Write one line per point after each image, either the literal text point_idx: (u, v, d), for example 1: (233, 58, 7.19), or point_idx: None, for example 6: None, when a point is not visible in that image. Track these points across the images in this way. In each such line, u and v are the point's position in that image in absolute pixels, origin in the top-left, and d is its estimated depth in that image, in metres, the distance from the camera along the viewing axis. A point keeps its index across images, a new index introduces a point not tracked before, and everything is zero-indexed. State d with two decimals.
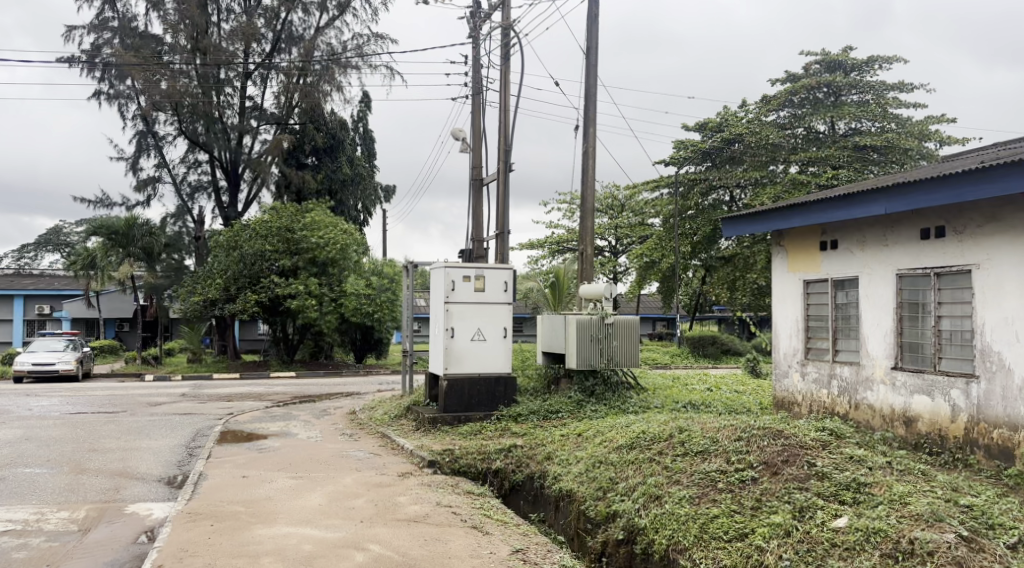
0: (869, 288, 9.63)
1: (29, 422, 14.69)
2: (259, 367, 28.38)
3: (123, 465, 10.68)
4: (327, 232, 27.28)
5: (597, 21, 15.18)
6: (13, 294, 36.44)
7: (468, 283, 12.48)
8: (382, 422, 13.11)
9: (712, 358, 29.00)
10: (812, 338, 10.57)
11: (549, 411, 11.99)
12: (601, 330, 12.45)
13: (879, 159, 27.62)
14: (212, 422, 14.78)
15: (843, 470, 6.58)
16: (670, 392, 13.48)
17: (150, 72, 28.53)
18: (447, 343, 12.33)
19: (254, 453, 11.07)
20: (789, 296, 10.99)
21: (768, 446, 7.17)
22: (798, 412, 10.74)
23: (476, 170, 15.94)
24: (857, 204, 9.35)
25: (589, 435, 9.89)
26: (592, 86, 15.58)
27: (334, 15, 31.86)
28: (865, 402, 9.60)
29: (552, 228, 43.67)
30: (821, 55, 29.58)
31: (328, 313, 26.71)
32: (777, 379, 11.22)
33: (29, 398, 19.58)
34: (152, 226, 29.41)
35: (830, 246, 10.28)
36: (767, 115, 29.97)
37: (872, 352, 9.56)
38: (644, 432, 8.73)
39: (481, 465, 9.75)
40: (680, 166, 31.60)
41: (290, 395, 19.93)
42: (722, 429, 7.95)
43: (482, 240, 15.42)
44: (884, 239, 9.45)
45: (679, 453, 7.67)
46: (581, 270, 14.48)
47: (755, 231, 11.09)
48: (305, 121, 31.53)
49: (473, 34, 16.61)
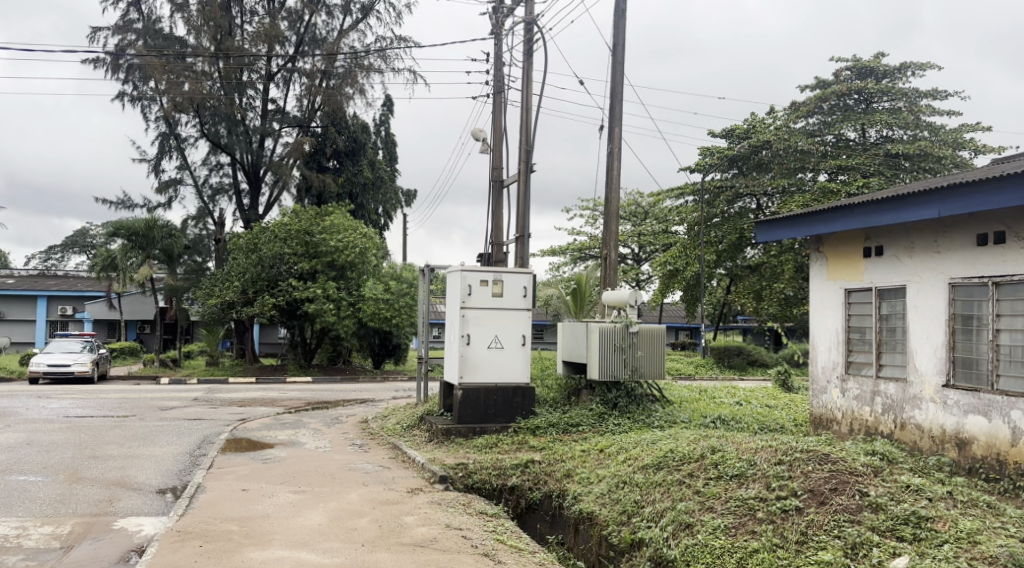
0: (918, 298, 8.91)
1: (35, 426, 14.20)
2: (276, 371, 27.84)
3: (122, 474, 10.14)
4: (347, 236, 26.62)
5: (625, 16, 14.56)
6: (36, 294, 36.36)
7: (485, 287, 11.88)
8: (393, 433, 12.51)
9: (739, 368, 28.18)
10: (854, 351, 9.84)
11: (569, 424, 11.34)
12: (625, 339, 11.79)
13: (909, 167, 26.74)
14: (220, 429, 14.23)
15: (902, 501, 5.87)
16: (698, 405, 12.79)
17: (172, 72, 28.06)
18: (463, 350, 11.71)
19: (258, 464, 10.49)
20: (828, 306, 10.25)
21: (815, 472, 6.44)
22: (837, 432, 10.00)
23: (498, 171, 15.31)
24: (907, 207, 8.64)
25: (612, 452, 9.23)
26: (618, 84, 14.96)
27: (358, 17, 31.48)
28: (911, 421, 8.87)
29: (573, 235, 43.05)
30: (852, 61, 28.77)
31: (345, 318, 26.12)
32: (815, 396, 10.46)
33: (40, 400, 19.14)
34: (173, 228, 29.18)
35: (874, 252, 9.56)
36: (795, 122, 29.14)
37: (921, 368, 8.83)
38: (673, 450, 8.05)
39: (496, 482, 9.11)
40: (705, 173, 30.97)
41: (303, 401, 19.43)
42: (760, 450, 7.24)
43: (501, 243, 14.80)
44: (935, 245, 8.74)
45: (712, 477, 6.95)
46: (605, 277, 13.81)
47: (793, 236, 10.38)
48: (327, 123, 31.16)
49: (495, 31, 16.01)
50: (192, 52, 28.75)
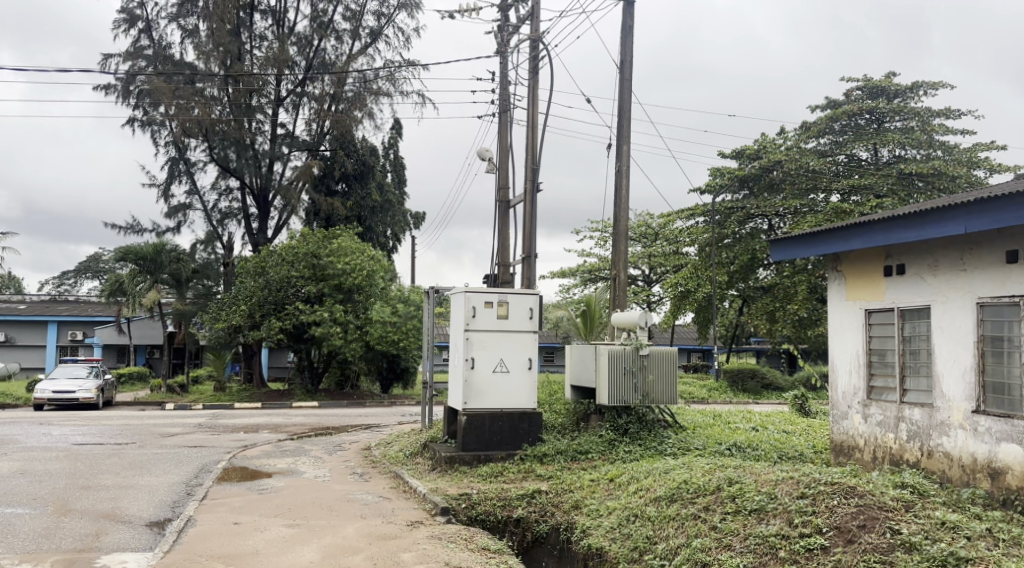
0: (943, 319, 8.46)
1: (31, 455, 13.83)
2: (282, 397, 27.37)
3: (113, 506, 9.74)
4: (355, 259, 26.36)
5: (632, 34, 14.27)
6: (46, 319, 36.17)
7: (490, 309, 11.51)
8: (396, 461, 12.09)
9: (753, 393, 27.57)
10: (876, 374, 9.37)
11: (578, 451, 10.89)
12: (635, 362, 11.35)
13: (923, 187, 26.29)
14: (219, 457, 13.81)
15: (938, 540, 5.41)
16: (713, 432, 12.29)
17: (182, 97, 27.93)
18: (467, 374, 11.32)
19: (254, 494, 10.07)
20: (847, 327, 9.79)
21: (841, 508, 5.96)
22: (860, 460, 9.51)
23: (503, 191, 14.95)
24: (931, 222, 8.21)
25: (624, 481, 8.78)
26: (627, 102, 14.64)
27: (367, 42, 31.37)
28: (940, 449, 8.40)
29: (583, 256, 42.68)
30: (863, 80, 28.43)
31: (352, 342, 25.77)
32: (835, 421, 9.98)
33: (42, 428, 18.78)
34: (180, 251, 28.97)
35: (896, 270, 9.13)
36: (807, 142, 28.82)
37: (948, 393, 8.37)
38: (687, 481, 7.57)
39: (501, 513, 8.65)
40: (716, 194, 30.65)
41: (307, 426, 19.00)
42: (781, 483, 6.75)
43: (507, 264, 14.42)
44: (961, 262, 8.31)
45: (728, 511, 6.49)
46: (614, 298, 13.38)
47: (809, 255, 9.94)
48: (336, 147, 30.96)
49: (500, 49, 15.73)
50: (202, 77, 28.66)
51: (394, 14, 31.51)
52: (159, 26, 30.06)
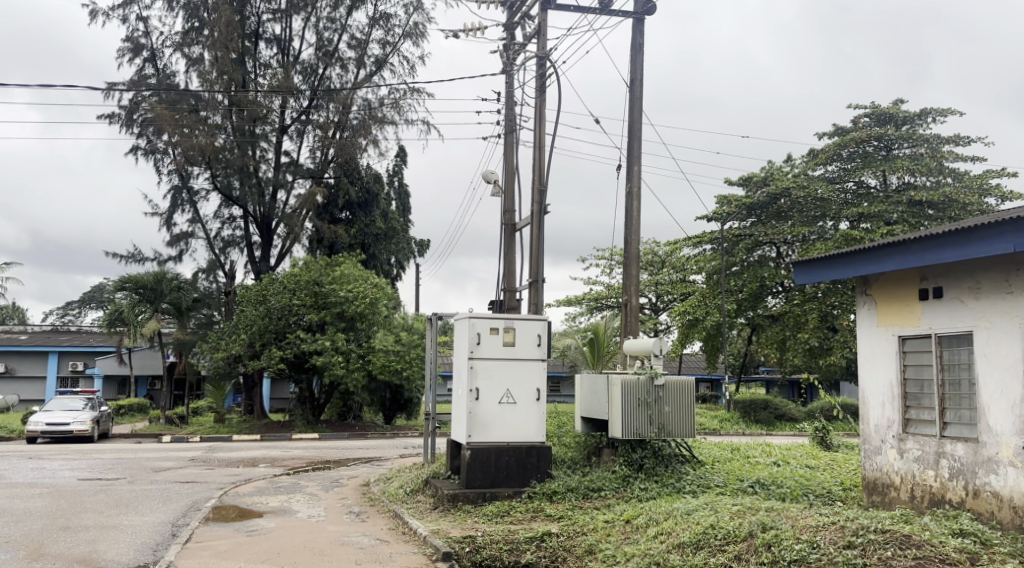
0: (987, 345, 7.78)
1: (12, 492, 13.12)
2: (282, 429, 26.68)
3: (90, 549, 9.07)
4: (356, 286, 25.80)
5: (641, 51, 13.76)
6: (47, 350, 35.52)
7: (495, 336, 10.85)
8: (396, 498, 11.38)
9: (766, 423, 26.79)
10: (911, 407, 8.68)
11: (589, 488, 10.19)
12: (650, 393, 10.68)
13: (935, 214, 25.67)
14: (209, 494, 13.10)
15: None
16: (732, 467, 11.57)
17: (184, 125, 27.44)
18: (472, 406, 10.66)
19: (242, 536, 9.39)
20: (880, 356, 9.07)
21: (897, 560, 5.46)
22: (895, 500, 8.77)
23: (509, 214, 14.37)
24: (975, 240, 7.53)
25: (641, 524, 8.07)
26: (637, 122, 14.10)
27: (371, 70, 31.07)
28: (987, 489, 7.69)
29: (589, 284, 41.95)
30: (870, 107, 27.91)
31: (355, 372, 25.09)
32: (867, 457, 9.25)
33: (30, 463, 18.03)
34: (181, 280, 28.44)
35: (932, 293, 8.47)
36: (814, 170, 28.34)
37: (995, 427, 7.66)
38: (714, 525, 6.85)
39: (507, 557, 7.86)
40: (723, 222, 30.05)
41: (305, 460, 18.25)
42: (822, 529, 6.14)
43: (514, 289, 13.79)
44: (1007, 284, 7.67)
45: (764, 561, 5.87)
46: (625, 325, 12.68)
47: (834, 278, 9.33)
48: (340, 174, 30.43)
49: (506, 69, 15.24)
50: (205, 106, 28.18)
51: (399, 42, 31.24)
52: (164, 55, 29.80)
